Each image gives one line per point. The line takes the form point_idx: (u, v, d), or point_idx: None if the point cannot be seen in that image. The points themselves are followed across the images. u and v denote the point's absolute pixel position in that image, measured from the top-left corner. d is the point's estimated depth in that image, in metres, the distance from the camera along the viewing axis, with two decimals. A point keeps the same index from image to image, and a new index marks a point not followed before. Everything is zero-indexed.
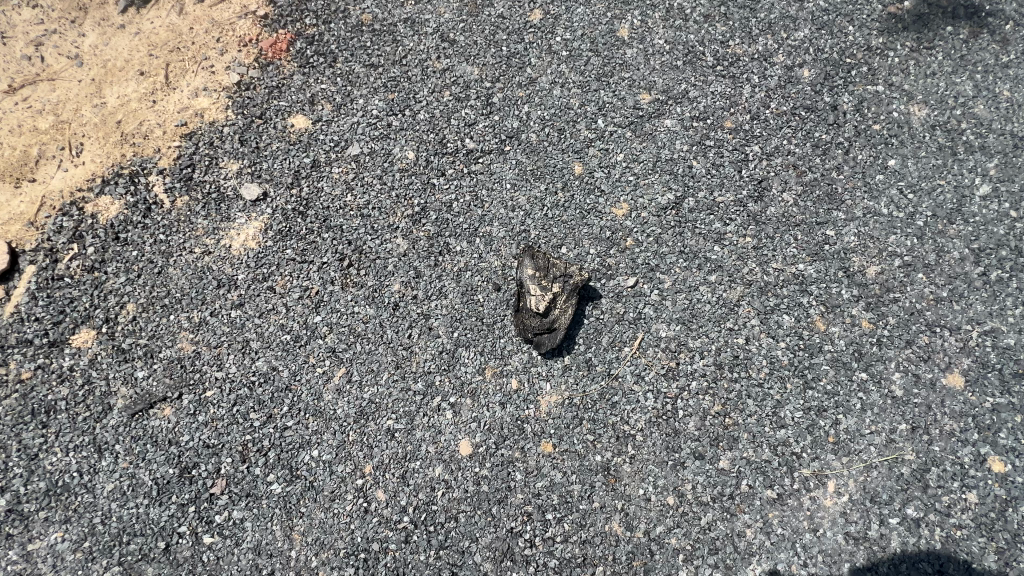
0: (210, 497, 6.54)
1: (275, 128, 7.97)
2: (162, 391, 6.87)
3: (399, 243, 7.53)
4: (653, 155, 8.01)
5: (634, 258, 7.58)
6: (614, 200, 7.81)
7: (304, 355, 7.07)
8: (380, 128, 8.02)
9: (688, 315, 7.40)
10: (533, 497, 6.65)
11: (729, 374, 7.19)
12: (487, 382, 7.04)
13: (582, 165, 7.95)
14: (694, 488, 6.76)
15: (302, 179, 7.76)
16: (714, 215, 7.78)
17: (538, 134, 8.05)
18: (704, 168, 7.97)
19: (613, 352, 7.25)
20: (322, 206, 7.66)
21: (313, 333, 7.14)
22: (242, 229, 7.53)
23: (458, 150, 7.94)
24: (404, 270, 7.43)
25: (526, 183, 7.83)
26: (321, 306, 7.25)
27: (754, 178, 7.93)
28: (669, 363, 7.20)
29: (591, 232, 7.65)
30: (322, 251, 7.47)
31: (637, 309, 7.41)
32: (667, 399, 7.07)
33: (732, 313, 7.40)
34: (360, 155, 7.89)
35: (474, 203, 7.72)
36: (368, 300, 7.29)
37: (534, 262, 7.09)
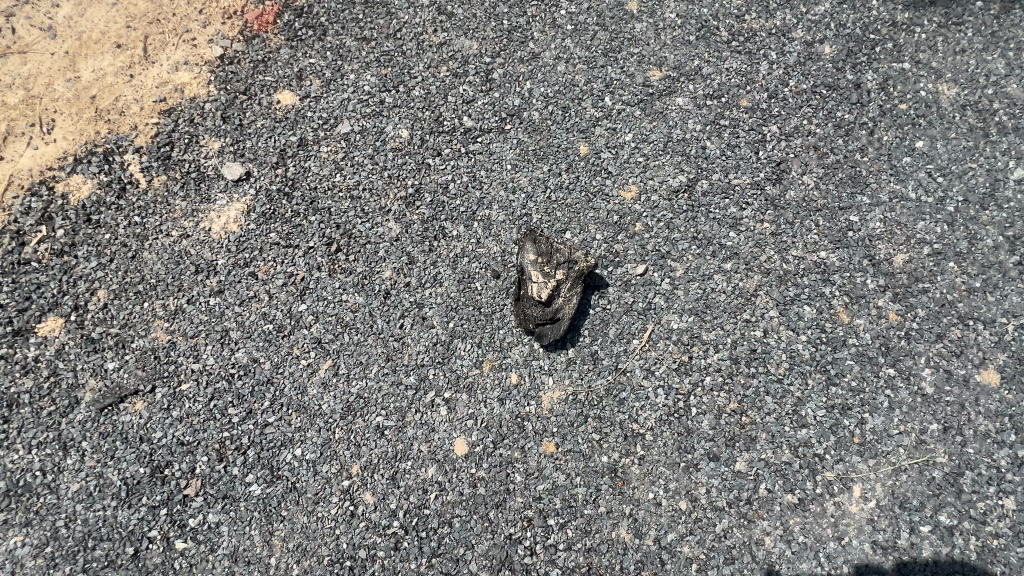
0: (184, 500, 6.03)
1: (259, 105, 7.45)
2: (134, 384, 6.36)
3: (392, 227, 7.01)
4: (664, 135, 7.48)
5: (644, 245, 7.05)
6: (622, 182, 7.29)
7: (288, 346, 6.55)
8: (372, 105, 7.49)
9: (702, 305, 6.88)
10: (534, 501, 6.13)
11: (746, 369, 6.67)
12: (485, 377, 6.52)
13: (588, 145, 7.44)
14: (708, 492, 6.24)
15: (288, 158, 7.24)
16: (730, 198, 7.26)
17: (541, 112, 7.53)
18: (719, 149, 7.44)
19: (620, 345, 6.72)
20: (309, 187, 7.14)
21: (297, 323, 6.63)
22: (223, 211, 7.01)
23: (456, 129, 7.42)
24: (396, 256, 6.92)
25: (528, 163, 7.31)
26: (306, 294, 6.73)
27: (772, 160, 7.41)
28: (682, 356, 6.68)
29: (597, 217, 7.12)
30: (308, 235, 6.96)
31: (647, 299, 6.88)
32: (678, 395, 6.55)
33: (749, 303, 6.89)
34: (351, 133, 7.38)
35: (473, 184, 7.20)
36: (358, 288, 6.77)
37: (536, 247, 6.60)
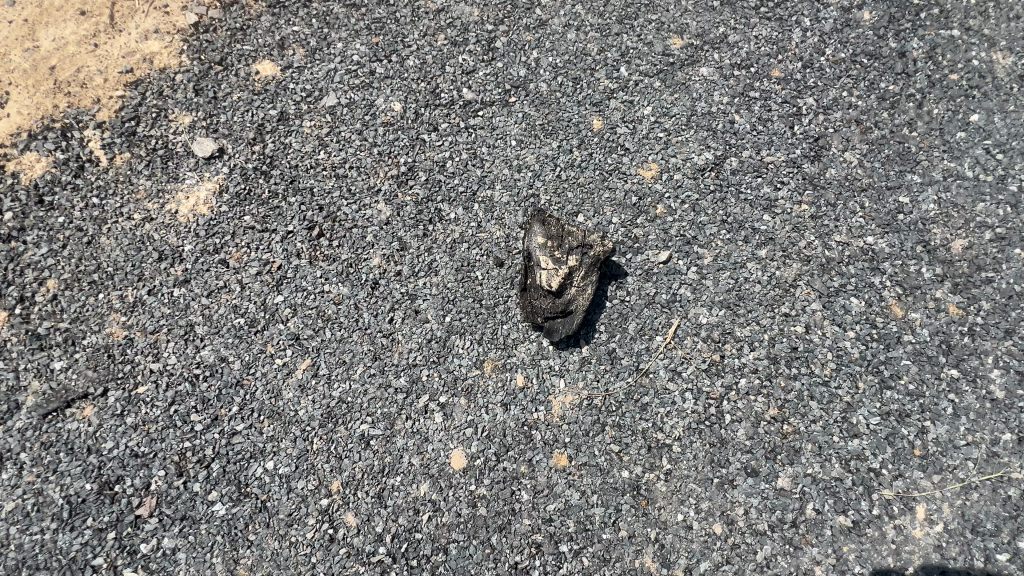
0: (135, 521, 5.17)
1: (236, 75, 6.70)
2: (83, 387, 5.53)
3: (381, 209, 6.21)
4: (687, 108, 6.69)
5: (667, 229, 6.22)
6: (640, 160, 6.48)
7: (261, 343, 5.72)
8: (361, 75, 6.72)
9: (734, 297, 6.03)
10: (544, 523, 5.25)
11: (787, 370, 5.80)
12: (487, 378, 5.68)
13: (602, 119, 6.65)
14: (746, 513, 5.34)
15: (266, 133, 6.46)
16: (763, 177, 6.44)
17: (549, 84, 6.76)
18: (749, 123, 6.64)
19: (642, 342, 5.87)
20: (289, 165, 6.35)
21: (273, 317, 5.81)
22: (192, 192, 6.22)
23: (454, 102, 6.65)
24: (386, 241, 6.10)
25: (535, 139, 6.52)
26: (283, 284, 5.92)
27: (810, 136, 6.60)
28: (712, 355, 5.82)
29: (614, 198, 6.32)
30: (287, 218, 6.16)
31: (671, 290, 6.04)
32: (709, 400, 5.68)
33: (787, 295, 6.04)
34: (336, 106, 6.59)
35: (473, 162, 6.41)
36: (342, 278, 5.96)
37: (546, 230, 5.77)
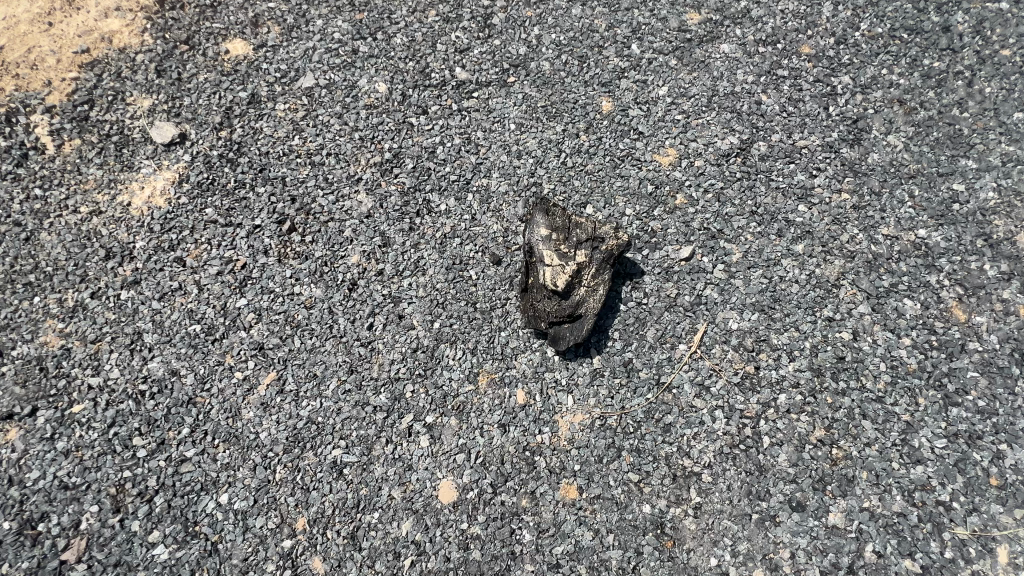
0: (59, 569, 4.30)
1: (203, 55, 6.00)
2: (8, 406, 4.71)
3: (362, 200, 5.45)
4: (707, 89, 5.96)
5: (688, 221, 5.44)
6: (656, 145, 5.73)
7: (219, 354, 4.91)
8: (343, 54, 6.02)
9: (768, 299, 5.21)
10: (549, 570, 4.36)
11: (833, 385, 4.95)
12: (482, 395, 4.85)
13: (612, 101, 5.91)
14: (793, 556, 4.44)
15: (234, 117, 5.74)
16: (796, 163, 5.67)
17: (552, 62, 6.04)
18: (777, 104, 5.90)
19: (662, 351, 5.04)
20: (259, 152, 5.62)
21: (233, 324, 5.00)
22: (148, 182, 5.48)
23: (446, 82, 5.93)
24: (366, 236, 5.32)
25: (537, 123, 5.78)
26: (247, 286, 5.13)
27: (847, 117, 5.84)
28: (745, 367, 4.98)
29: (627, 186, 5.55)
30: (255, 210, 5.40)
31: (695, 291, 5.23)
32: (744, 420, 4.82)
33: (830, 296, 5.22)
34: (314, 88, 5.89)
35: (467, 148, 5.67)
36: (315, 278, 5.16)
37: (550, 220, 5.01)
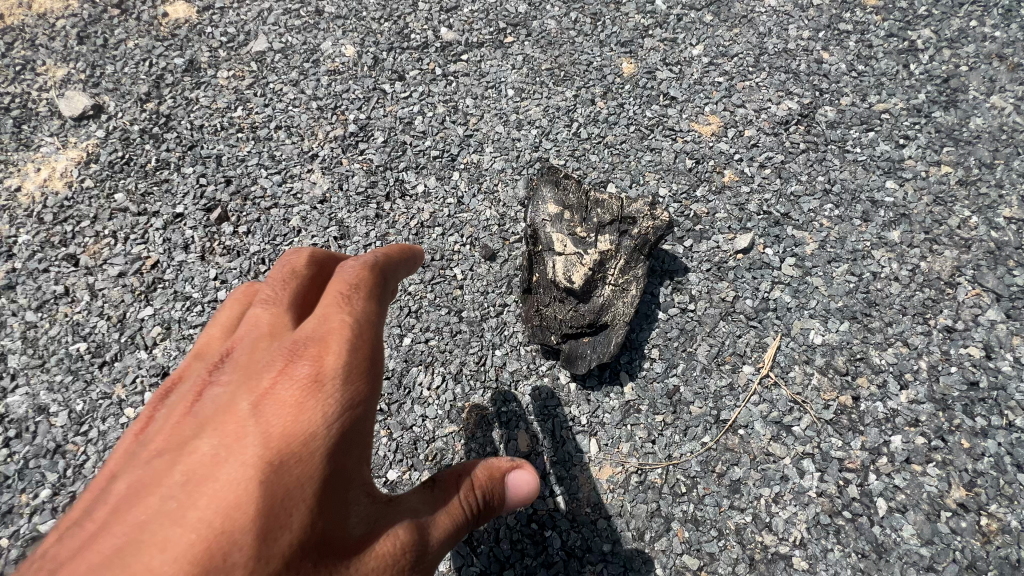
0: None
1: (136, 19, 4.97)
2: None
3: (316, 182, 4.22)
4: (753, 47, 4.79)
5: (741, 203, 4.14)
6: (693, 112, 4.51)
7: (106, 384, 3.56)
8: (304, 15, 4.96)
9: (860, 304, 3.82)
10: None
11: (968, 422, 3.47)
12: (469, 438, 3.44)
13: (634, 63, 4.74)
14: None
15: (165, 87, 4.63)
16: (875, 131, 4.41)
17: (559, 21, 4.93)
18: (843, 63, 4.70)
19: (719, 377, 3.63)
20: (191, 126, 4.46)
21: (131, 341, 3.67)
22: (48, 163, 4.31)
23: (429, 44, 4.81)
24: (320, 226, 4.05)
25: (541, 88, 4.61)
26: (157, 291, 3.84)
27: (933, 77, 4.61)
28: (839, 398, 3.55)
29: (658, 161, 4.29)
30: (177, 195, 4.17)
31: (758, 293, 3.86)
32: (844, 475, 3.35)
33: (945, 299, 3.83)
34: (267, 52, 4.79)
35: (453, 117, 4.47)
36: (248, 280, 3.87)
37: (560, 196, 3.72)
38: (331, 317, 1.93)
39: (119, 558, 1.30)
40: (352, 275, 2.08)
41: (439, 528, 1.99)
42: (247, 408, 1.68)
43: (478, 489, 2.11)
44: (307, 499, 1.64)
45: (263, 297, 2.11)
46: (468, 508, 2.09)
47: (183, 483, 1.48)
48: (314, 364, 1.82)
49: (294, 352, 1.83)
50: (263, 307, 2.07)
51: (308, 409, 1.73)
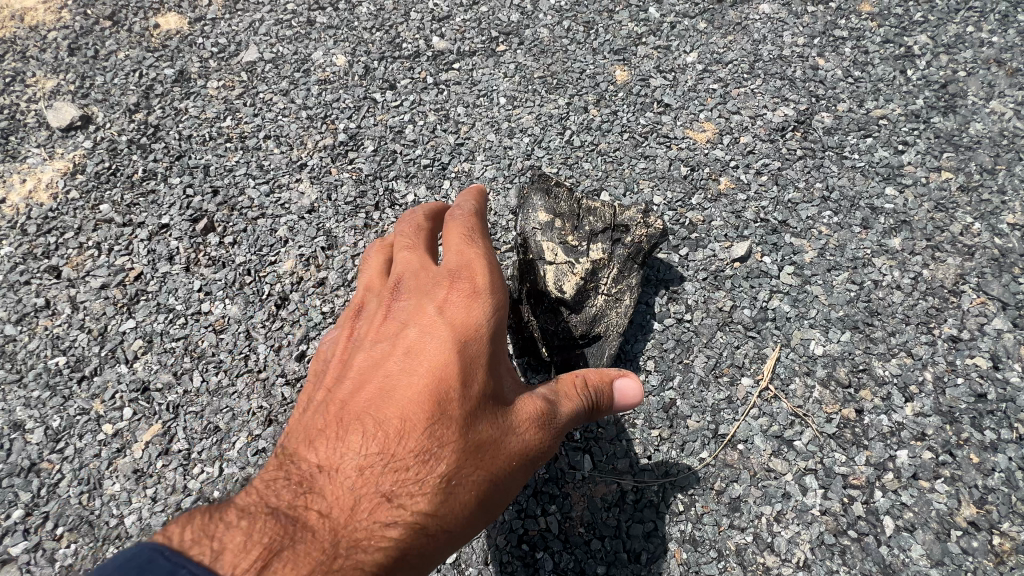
0: None
1: (127, 31, 4.96)
2: None
3: (304, 191, 4.15)
4: (747, 54, 4.74)
5: (738, 211, 4.06)
6: (688, 119, 4.45)
7: (85, 399, 3.46)
8: (296, 26, 4.94)
9: (862, 313, 3.71)
10: None
11: (977, 435, 3.33)
12: None
13: (628, 70, 4.69)
14: None
15: (154, 98, 4.59)
16: (873, 137, 4.33)
17: (552, 29, 4.90)
18: (839, 69, 4.64)
19: (717, 389, 3.50)
20: (180, 136, 4.41)
21: (112, 355, 3.58)
22: (33, 174, 4.26)
23: (420, 53, 4.78)
24: (307, 236, 3.98)
25: (534, 96, 4.56)
26: (139, 303, 3.75)
27: (931, 82, 4.55)
28: (841, 411, 3.42)
29: (653, 169, 4.22)
30: (163, 206, 4.10)
31: (756, 302, 3.75)
32: (849, 492, 3.21)
33: (949, 308, 3.72)
34: (257, 63, 4.76)
35: (444, 126, 4.42)
36: (233, 292, 3.78)
37: (551, 204, 3.64)
38: (467, 255, 2.69)
39: (385, 392, 2.35)
40: (469, 223, 2.83)
41: (566, 404, 2.60)
42: (427, 316, 2.53)
43: (592, 384, 2.68)
44: (478, 369, 2.42)
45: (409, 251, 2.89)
46: (586, 395, 2.67)
47: (404, 360, 2.41)
48: (462, 286, 2.58)
49: (448, 278, 2.63)
50: (412, 249, 2.88)
51: (467, 313, 2.50)
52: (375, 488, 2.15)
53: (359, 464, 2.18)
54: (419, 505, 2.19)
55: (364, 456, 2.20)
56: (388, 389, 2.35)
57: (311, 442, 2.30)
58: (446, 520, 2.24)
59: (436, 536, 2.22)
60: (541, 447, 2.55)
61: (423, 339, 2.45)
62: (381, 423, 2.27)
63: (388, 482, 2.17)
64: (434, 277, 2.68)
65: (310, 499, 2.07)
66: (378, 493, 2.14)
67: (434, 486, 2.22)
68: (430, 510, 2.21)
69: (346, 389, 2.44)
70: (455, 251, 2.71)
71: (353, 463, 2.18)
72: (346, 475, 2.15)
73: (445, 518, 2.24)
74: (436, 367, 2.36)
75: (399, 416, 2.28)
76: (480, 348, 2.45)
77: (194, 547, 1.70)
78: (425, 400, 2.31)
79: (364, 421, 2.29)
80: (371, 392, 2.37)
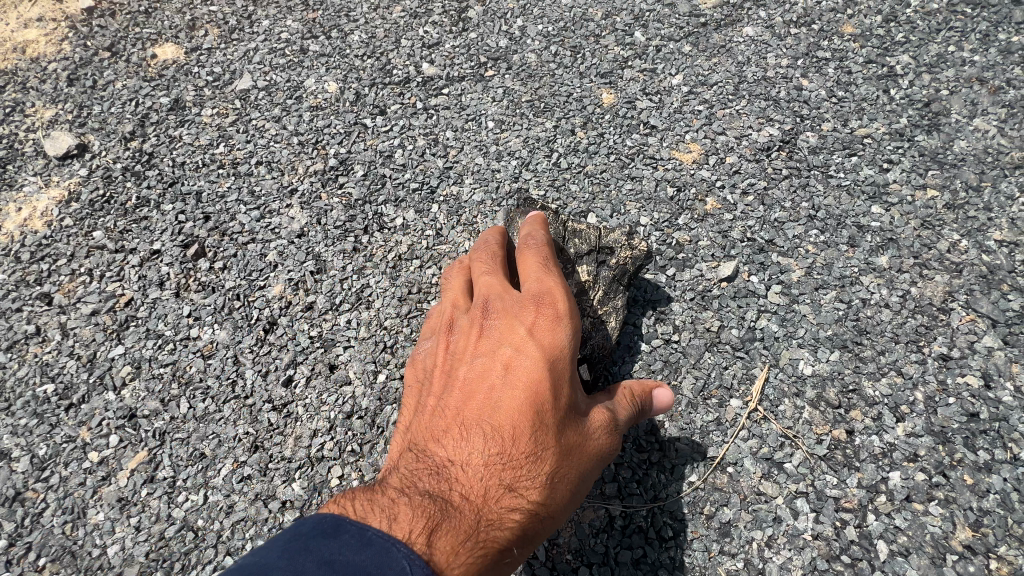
0: None
1: (125, 61, 5.09)
2: None
3: (294, 216, 4.20)
4: (732, 75, 4.82)
5: (725, 231, 4.08)
6: (674, 140, 4.50)
7: (71, 426, 3.46)
8: (289, 54, 5.06)
9: (850, 332, 3.70)
10: None
11: (970, 456, 3.29)
12: None
13: (614, 93, 4.77)
14: None
15: (149, 126, 4.69)
16: (858, 156, 4.37)
17: (539, 54, 5.00)
18: (823, 89, 4.71)
19: (707, 412, 3.48)
20: (173, 163, 4.48)
21: (99, 381, 3.59)
22: (29, 202, 4.33)
23: (410, 79, 4.88)
24: (296, 260, 4.01)
25: (521, 119, 4.63)
26: (129, 329, 3.77)
27: (914, 101, 4.60)
28: (832, 432, 3.38)
29: (639, 190, 4.26)
30: (156, 232, 4.16)
31: (744, 322, 3.74)
32: (842, 515, 3.16)
33: (938, 326, 3.70)
34: (251, 90, 4.86)
35: (433, 150, 4.48)
36: (223, 316, 3.80)
37: None
38: (546, 280, 2.79)
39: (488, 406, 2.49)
40: (545, 248, 2.97)
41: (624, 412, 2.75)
42: (519, 333, 2.64)
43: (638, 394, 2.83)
44: (567, 378, 2.58)
45: (492, 274, 2.97)
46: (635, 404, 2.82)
47: (504, 373, 2.54)
48: (548, 306, 2.69)
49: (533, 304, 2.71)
50: (491, 269, 2.99)
51: (555, 330, 2.63)
52: (496, 482, 2.31)
53: (481, 460, 2.36)
54: (533, 496, 2.35)
55: (482, 453, 2.37)
56: (492, 396, 2.50)
57: (433, 441, 2.49)
58: (554, 510, 2.41)
59: (546, 521, 2.42)
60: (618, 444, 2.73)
61: (518, 353, 2.57)
62: (492, 426, 2.43)
63: (506, 477, 2.33)
64: (518, 296, 2.80)
65: (445, 490, 2.26)
66: (501, 485, 2.32)
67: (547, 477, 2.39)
68: (543, 500, 2.38)
69: (452, 398, 2.59)
70: (535, 274, 2.82)
71: (473, 460, 2.36)
72: (469, 470, 2.34)
73: (554, 507, 2.43)
74: (535, 379, 2.48)
75: (507, 421, 2.42)
76: (569, 361, 2.59)
77: (371, 516, 1.98)
78: (528, 407, 2.44)
79: (475, 425, 2.45)
80: (479, 401, 2.52)
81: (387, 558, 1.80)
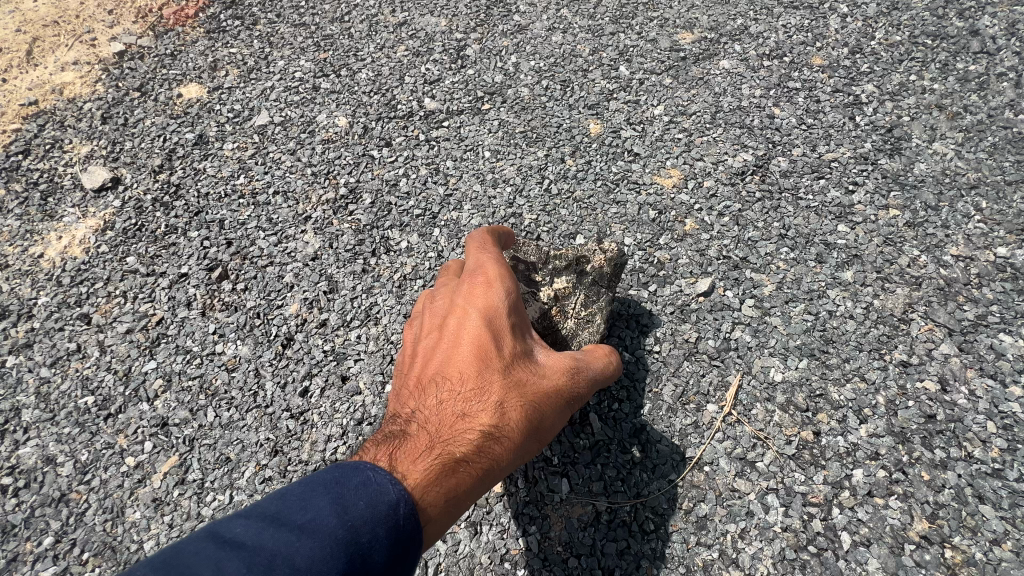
0: None
1: (154, 100, 5.57)
2: None
3: (309, 240, 4.61)
4: (709, 105, 5.23)
5: (702, 249, 4.44)
6: (656, 166, 4.90)
7: (109, 434, 3.82)
8: (302, 92, 5.53)
9: (817, 341, 4.03)
10: None
11: (928, 454, 3.58)
12: None
13: (601, 123, 5.18)
14: None
15: (176, 159, 5.14)
16: (826, 179, 4.74)
17: (532, 88, 5.44)
18: (793, 117, 5.10)
19: (685, 416, 3.81)
20: (198, 194, 4.92)
21: (135, 393, 3.97)
22: (68, 231, 4.77)
23: (414, 113, 5.32)
24: (311, 281, 4.40)
25: (515, 148, 5.05)
26: (160, 345, 4.16)
27: (878, 127, 4.99)
28: (800, 434, 3.70)
29: (624, 213, 4.64)
30: (183, 257, 4.57)
31: (720, 333, 4.09)
32: (809, 509, 3.45)
33: (899, 334, 4.02)
34: (268, 125, 5.32)
35: (435, 178, 4.90)
36: (245, 333, 4.19)
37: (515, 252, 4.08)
38: (481, 257, 3.07)
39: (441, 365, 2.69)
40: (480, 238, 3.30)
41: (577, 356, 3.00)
42: (458, 302, 2.86)
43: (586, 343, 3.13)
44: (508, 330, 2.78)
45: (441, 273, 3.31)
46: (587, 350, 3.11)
47: (451, 335, 2.76)
48: (482, 275, 2.95)
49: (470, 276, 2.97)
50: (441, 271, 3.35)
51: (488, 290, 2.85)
52: (457, 422, 2.47)
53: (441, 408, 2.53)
54: (492, 428, 2.48)
55: (446, 397, 2.57)
56: (444, 357, 2.71)
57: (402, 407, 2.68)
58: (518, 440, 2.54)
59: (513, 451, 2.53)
60: (577, 378, 2.91)
61: (460, 317, 2.79)
62: (447, 379, 2.63)
63: (466, 416, 2.50)
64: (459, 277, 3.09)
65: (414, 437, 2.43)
66: (462, 423, 2.47)
67: (510, 406, 2.56)
68: (503, 431, 2.50)
69: (413, 365, 2.81)
70: (472, 256, 3.13)
71: (433, 409, 2.54)
72: (432, 417, 2.50)
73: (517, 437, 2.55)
74: (481, 328, 2.72)
75: (458, 374, 2.62)
76: (509, 312, 2.80)
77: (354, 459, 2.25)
78: (474, 357, 2.65)
79: (433, 383, 2.65)
80: (434, 363, 2.73)
81: (355, 471, 2.00)
